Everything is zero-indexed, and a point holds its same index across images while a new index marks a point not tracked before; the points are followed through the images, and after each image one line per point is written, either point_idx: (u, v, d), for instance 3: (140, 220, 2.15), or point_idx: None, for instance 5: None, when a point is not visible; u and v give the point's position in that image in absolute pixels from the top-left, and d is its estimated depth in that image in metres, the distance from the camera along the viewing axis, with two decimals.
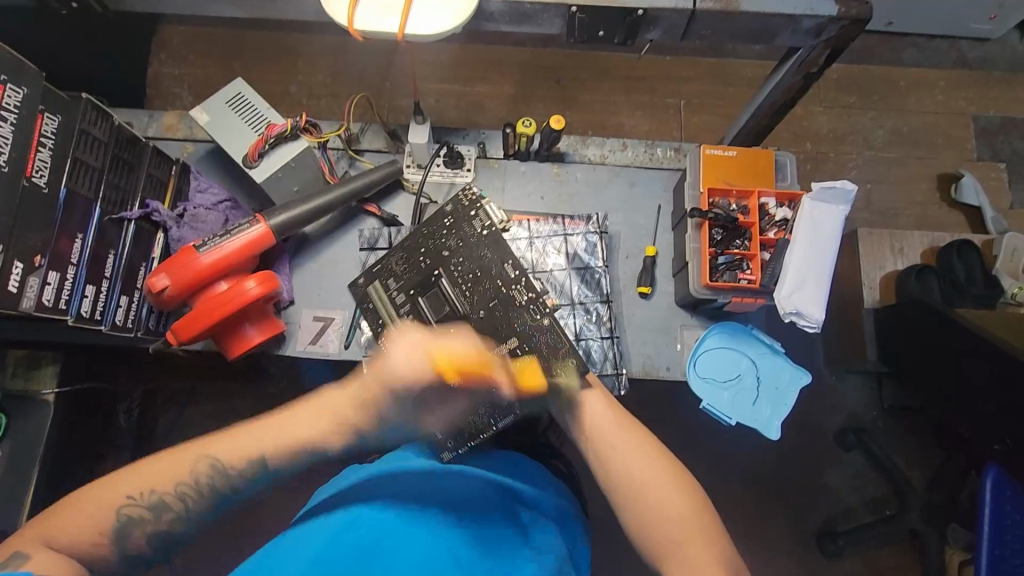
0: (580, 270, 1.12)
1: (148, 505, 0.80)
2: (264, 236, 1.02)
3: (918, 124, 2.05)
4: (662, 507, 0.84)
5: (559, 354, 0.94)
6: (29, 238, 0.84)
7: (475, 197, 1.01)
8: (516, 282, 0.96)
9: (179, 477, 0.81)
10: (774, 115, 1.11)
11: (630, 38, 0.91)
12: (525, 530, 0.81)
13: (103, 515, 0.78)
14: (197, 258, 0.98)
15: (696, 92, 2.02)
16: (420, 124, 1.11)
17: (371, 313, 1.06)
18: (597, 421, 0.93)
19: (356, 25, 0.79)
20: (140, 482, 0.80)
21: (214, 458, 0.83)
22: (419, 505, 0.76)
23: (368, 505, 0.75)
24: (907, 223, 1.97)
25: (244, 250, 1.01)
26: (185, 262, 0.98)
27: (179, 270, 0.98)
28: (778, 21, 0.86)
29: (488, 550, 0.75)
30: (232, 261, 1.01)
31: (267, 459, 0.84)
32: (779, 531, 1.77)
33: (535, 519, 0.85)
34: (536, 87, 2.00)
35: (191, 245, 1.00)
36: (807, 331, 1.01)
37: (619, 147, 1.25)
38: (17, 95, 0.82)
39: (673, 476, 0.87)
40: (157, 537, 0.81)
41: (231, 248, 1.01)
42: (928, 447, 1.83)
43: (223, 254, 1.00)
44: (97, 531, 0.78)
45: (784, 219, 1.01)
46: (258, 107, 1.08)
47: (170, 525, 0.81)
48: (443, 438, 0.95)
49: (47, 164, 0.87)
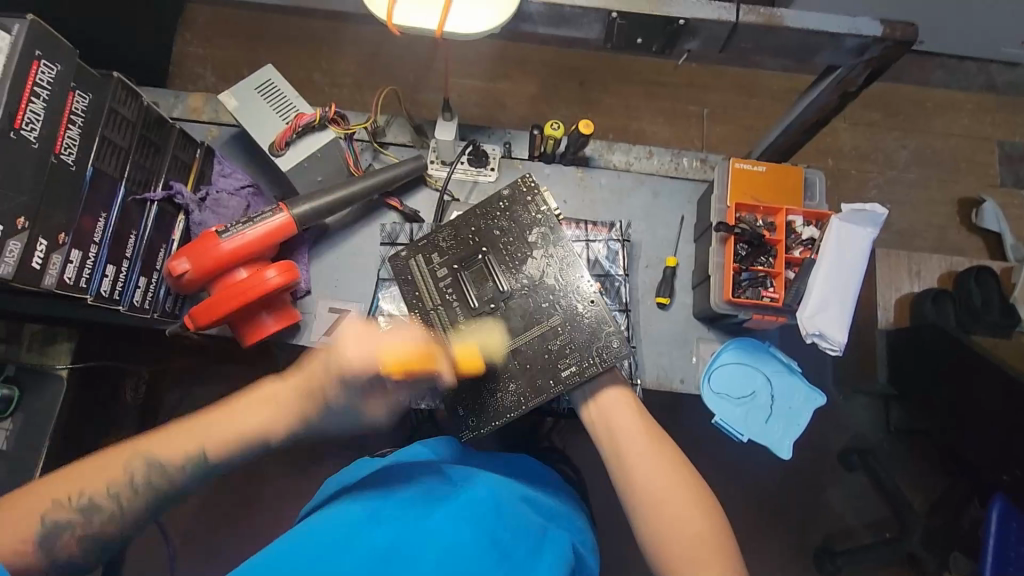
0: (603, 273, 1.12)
1: (77, 509, 0.75)
2: (287, 225, 1.02)
3: (942, 146, 2.03)
4: (676, 519, 0.84)
5: (601, 337, 0.97)
6: (54, 216, 0.84)
7: (532, 185, 1.03)
8: (565, 262, 1.01)
9: (112, 478, 0.77)
10: (805, 133, 1.09)
11: (668, 48, 0.90)
12: (537, 534, 0.79)
13: (28, 517, 0.73)
14: (219, 245, 0.98)
15: (721, 101, 2.00)
16: (448, 120, 1.10)
17: (408, 286, 1.04)
18: (623, 425, 0.93)
19: (394, 20, 0.78)
20: (67, 485, 0.75)
21: (147, 460, 0.79)
22: (435, 504, 0.75)
23: (389, 507, 0.76)
24: (925, 246, 1.95)
25: (267, 239, 1.01)
26: (205, 248, 0.98)
27: (200, 256, 0.98)
28: (820, 39, 0.85)
29: (502, 546, 0.73)
30: (253, 249, 1.01)
31: (207, 455, 0.81)
32: (777, 547, 1.76)
33: (548, 526, 0.84)
34: (559, 88, 1.99)
35: (213, 231, 0.99)
36: (829, 354, 0.99)
37: (646, 155, 1.27)
38: (50, 72, 0.81)
39: (692, 489, 0.86)
40: (89, 539, 0.76)
41: (254, 237, 1.00)
42: (932, 471, 1.82)
43: (245, 242, 1.00)
44: (20, 542, 0.73)
45: (810, 238, 1.00)
46: (287, 95, 1.08)
47: (100, 526, 0.76)
48: (466, 415, 1.00)
49: (75, 142, 0.86)
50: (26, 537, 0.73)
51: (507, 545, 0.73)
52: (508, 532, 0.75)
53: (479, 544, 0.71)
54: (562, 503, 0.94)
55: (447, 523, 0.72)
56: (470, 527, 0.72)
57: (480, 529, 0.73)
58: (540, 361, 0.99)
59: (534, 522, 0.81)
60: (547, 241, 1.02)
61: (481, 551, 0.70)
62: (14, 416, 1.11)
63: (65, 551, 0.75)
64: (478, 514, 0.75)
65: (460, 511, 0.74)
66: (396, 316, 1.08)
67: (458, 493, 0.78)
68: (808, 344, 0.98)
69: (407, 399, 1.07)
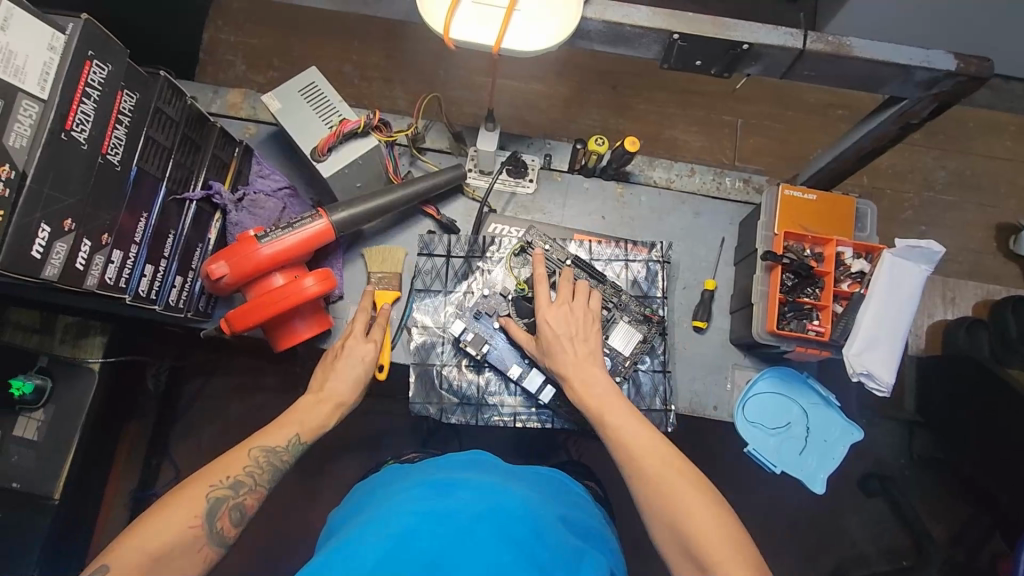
0: (611, 309, 1.05)
1: (229, 486, 0.79)
2: (325, 231, 1.01)
3: (983, 169, 1.98)
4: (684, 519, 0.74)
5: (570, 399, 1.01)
6: (98, 217, 0.83)
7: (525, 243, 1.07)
8: (570, 339, 0.94)
9: (245, 464, 0.81)
10: (858, 160, 1.05)
11: (727, 71, 0.87)
12: (576, 554, 0.76)
13: (192, 499, 0.75)
14: (260, 249, 0.97)
15: (756, 112, 1.96)
16: (490, 131, 1.09)
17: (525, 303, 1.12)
18: (615, 430, 0.84)
19: (451, 34, 0.76)
20: (211, 473, 0.79)
21: (266, 448, 0.84)
22: (474, 522, 0.71)
23: (429, 517, 0.72)
24: (958, 270, 1.91)
25: (306, 245, 1.00)
26: (244, 253, 0.96)
27: (240, 259, 0.96)
28: (889, 70, 0.82)
29: (543, 568, 0.68)
30: (292, 254, 0.99)
31: (304, 436, 0.88)
32: (789, 569, 1.74)
33: (585, 547, 0.79)
34: (591, 92, 1.96)
35: (253, 234, 0.98)
36: (875, 393, 0.96)
37: (688, 172, 1.22)
38: (102, 72, 0.80)
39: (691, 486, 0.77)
40: (239, 511, 0.79)
41: (294, 242, 0.99)
42: (952, 501, 1.79)
43: (283, 247, 0.98)
44: (192, 518, 0.74)
45: (860, 271, 0.97)
46: (330, 98, 1.04)
47: (247, 498, 0.80)
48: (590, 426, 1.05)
49: (121, 142, 0.85)
50: (195, 515, 0.75)
51: (548, 566, 0.69)
52: (549, 553, 0.71)
53: (518, 563, 0.67)
54: (597, 527, 0.89)
55: (485, 540, 0.68)
56: (509, 545, 0.69)
57: (519, 549, 0.69)
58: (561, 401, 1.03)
59: (572, 543, 0.77)
60: (549, 319, 0.95)
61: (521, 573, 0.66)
62: (46, 408, 1.11)
63: (222, 524, 0.76)
64: (516, 534, 0.71)
65: (500, 531, 0.71)
66: (429, 329, 1.06)
67: (497, 512, 0.74)
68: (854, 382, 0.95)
69: (436, 414, 1.04)
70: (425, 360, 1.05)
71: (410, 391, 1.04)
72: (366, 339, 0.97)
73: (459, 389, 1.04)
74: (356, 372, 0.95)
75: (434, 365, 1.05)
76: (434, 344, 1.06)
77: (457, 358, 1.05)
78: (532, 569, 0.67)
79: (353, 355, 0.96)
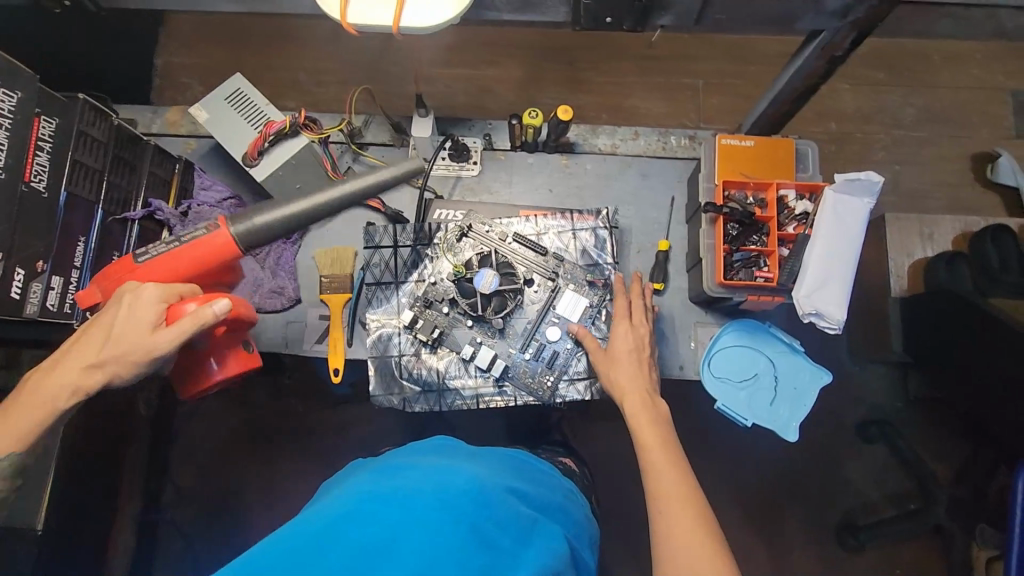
0: (553, 279, 1.05)
1: None
2: (227, 248, 0.88)
3: (951, 102, 1.94)
4: (675, 529, 0.76)
5: (551, 369, 1.03)
6: (30, 244, 0.84)
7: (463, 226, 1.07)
8: (637, 355, 0.96)
9: None
10: (795, 101, 1.03)
11: (640, 24, 0.86)
12: (524, 525, 0.76)
13: None
14: (138, 269, 0.87)
15: (715, 71, 1.94)
16: (423, 117, 1.09)
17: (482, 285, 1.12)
18: (632, 417, 0.89)
19: (349, 18, 0.76)
20: None
21: None
22: (420, 495, 0.71)
23: (373, 498, 0.71)
24: (936, 206, 1.88)
25: (195, 264, 0.89)
26: (121, 275, 0.87)
27: (115, 280, 0.87)
28: (801, 2, 0.80)
29: (484, 535, 0.69)
30: (180, 275, 0.89)
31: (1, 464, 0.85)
32: (795, 525, 1.72)
33: (536, 518, 0.80)
34: (547, 70, 1.94)
35: (134, 253, 0.88)
36: (828, 331, 0.95)
37: (631, 136, 1.20)
38: (10, 100, 0.80)
39: (678, 491, 0.79)
40: None
41: (177, 260, 0.88)
42: (954, 439, 1.76)
43: (170, 265, 0.88)
44: None
45: (805, 213, 0.96)
46: (257, 103, 1.04)
47: None
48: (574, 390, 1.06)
49: (45, 168, 0.86)
50: None
51: (492, 537, 0.69)
52: (495, 524, 0.72)
53: (462, 535, 0.67)
54: (554, 500, 0.90)
55: (434, 511, 0.68)
56: (457, 518, 0.69)
57: (467, 521, 0.69)
58: (528, 372, 1.03)
59: (521, 513, 0.78)
60: (624, 332, 0.97)
61: (466, 546, 0.65)
62: None
63: None
64: (464, 507, 0.71)
65: (446, 505, 0.70)
66: (385, 321, 1.06)
67: (447, 487, 0.74)
68: (806, 323, 0.94)
69: (399, 404, 1.04)
70: (384, 352, 1.05)
71: (370, 384, 1.04)
72: (135, 299, 0.83)
73: (420, 377, 1.04)
74: (108, 327, 0.82)
75: (393, 356, 1.05)
76: (389, 336, 1.06)
77: (414, 346, 1.05)
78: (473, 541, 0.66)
79: (108, 311, 0.83)
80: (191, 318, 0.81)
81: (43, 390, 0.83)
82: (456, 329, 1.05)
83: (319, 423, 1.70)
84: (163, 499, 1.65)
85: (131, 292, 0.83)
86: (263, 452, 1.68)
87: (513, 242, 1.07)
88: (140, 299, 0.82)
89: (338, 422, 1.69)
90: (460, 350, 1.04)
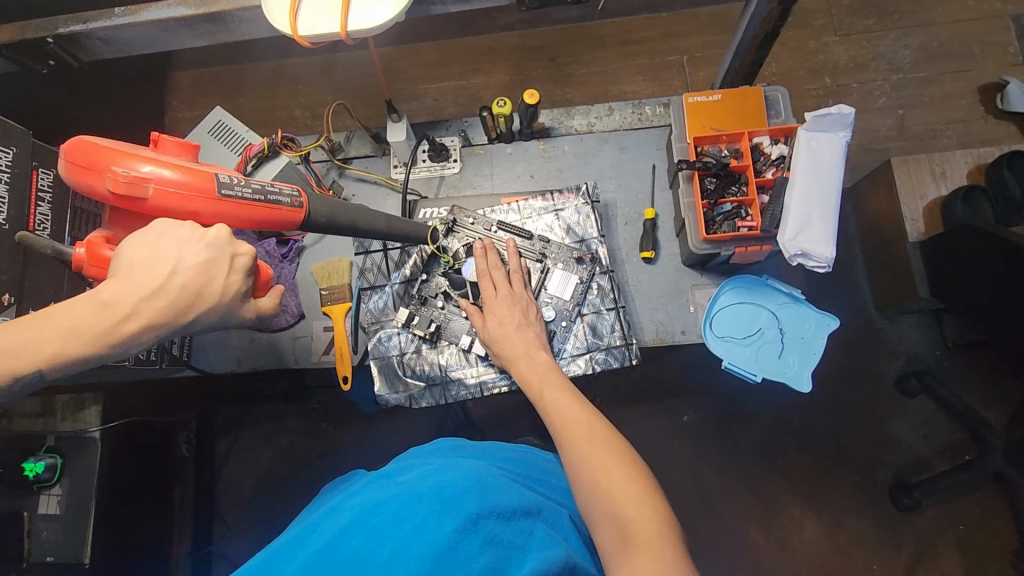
0: (540, 260, 1.07)
1: None
2: (295, 219, 0.81)
3: (950, 37, 1.85)
4: (588, 456, 0.74)
5: None
6: (39, 288, 0.90)
7: (446, 223, 1.09)
8: (519, 321, 0.98)
9: None
10: (759, 49, 1.02)
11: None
12: (531, 512, 0.70)
13: None
14: (207, 201, 0.73)
15: (699, 44, 1.88)
16: (395, 122, 1.14)
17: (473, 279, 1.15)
18: (520, 378, 0.90)
19: (300, 32, 0.78)
20: None
21: None
22: (416, 499, 0.64)
23: (370, 508, 0.65)
24: (948, 145, 1.79)
25: (258, 223, 0.79)
26: (174, 186, 0.71)
27: (177, 192, 0.71)
28: None
29: (487, 532, 0.61)
30: (234, 222, 0.77)
31: None
32: (844, 490, 1.63)
33: (542, 504, 0.74)
34: (531, 69, 1.92)
35: (215, 178, 0.74)
36: (819, 272, 0.93)
37: (606, 112, 1.21)
38: (6, 156, 0.87)
39: (609, 452, 0.74)
40: None
41: (246, 213, 0.77)
42: (1004, 383, 1.64)
43: (229, 208, 0.75)
44: None
45: (780, 156, 0.96)
46: (238, 132, 1.11)
47: None
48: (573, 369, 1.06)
49: (48, 218, 0.93)
50: None
51: (498, 533, 0.62)
52: (500, 517, 0.64)
53: (466, 529, 0.60)
54: (560, 489, 0.86)
55: (432, 514, 0.61)
56: (458, 513, 0.62)
57: (468, 513, 0.62)
58: None
59: (528, 501, 0.71)
60: (494, 308, 0.99)
61: (464, 545, 0.58)
62: (61, 482, 1.12)
63: None
64: (467, 502, 0.64)
65: (441, 503, 0.63)
66: (383, 322, 1.10)
67: (441, 485, 0.67)
68: (795, 266, 0.92)
69: (406, 400, 1.07)
70: (385, 354, 1.08)
71: (376, 384, 1.08)
72: (232, 263, 0.72)
73: (423, 372, 1.07)
74: (196, 284, 0.70)
75: (394, 356, 1.08)
76: (388, 336, 1.09)
77: (414, 343, 1.08)
78: (474, 536, 0.59)
79: (192, 259, 0.69)
80: (274, 306, 0.82)
81: (95, 336, 0.66)
82: (452, 320, 1.08)
83: (345, 441, 1.72)
84: (212, 531, 1.69)
85: (226, 250, 0.72)
86: (296, 475, 1.71)
87: (498, 231, 1.09)
88: (238, 268, 0.73)
89: (363, 438, 1.72)
90: (459, 343, 1.07)
